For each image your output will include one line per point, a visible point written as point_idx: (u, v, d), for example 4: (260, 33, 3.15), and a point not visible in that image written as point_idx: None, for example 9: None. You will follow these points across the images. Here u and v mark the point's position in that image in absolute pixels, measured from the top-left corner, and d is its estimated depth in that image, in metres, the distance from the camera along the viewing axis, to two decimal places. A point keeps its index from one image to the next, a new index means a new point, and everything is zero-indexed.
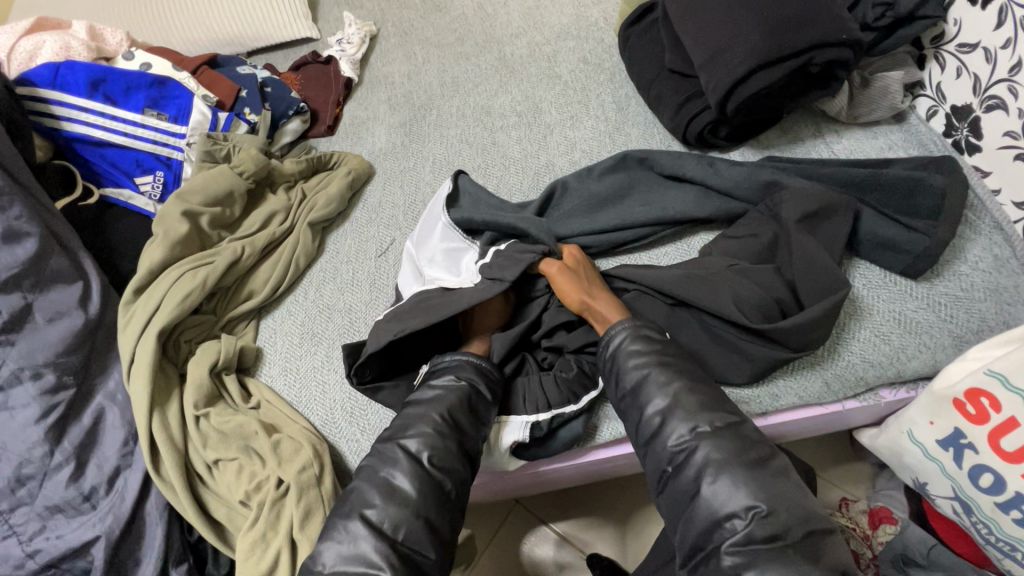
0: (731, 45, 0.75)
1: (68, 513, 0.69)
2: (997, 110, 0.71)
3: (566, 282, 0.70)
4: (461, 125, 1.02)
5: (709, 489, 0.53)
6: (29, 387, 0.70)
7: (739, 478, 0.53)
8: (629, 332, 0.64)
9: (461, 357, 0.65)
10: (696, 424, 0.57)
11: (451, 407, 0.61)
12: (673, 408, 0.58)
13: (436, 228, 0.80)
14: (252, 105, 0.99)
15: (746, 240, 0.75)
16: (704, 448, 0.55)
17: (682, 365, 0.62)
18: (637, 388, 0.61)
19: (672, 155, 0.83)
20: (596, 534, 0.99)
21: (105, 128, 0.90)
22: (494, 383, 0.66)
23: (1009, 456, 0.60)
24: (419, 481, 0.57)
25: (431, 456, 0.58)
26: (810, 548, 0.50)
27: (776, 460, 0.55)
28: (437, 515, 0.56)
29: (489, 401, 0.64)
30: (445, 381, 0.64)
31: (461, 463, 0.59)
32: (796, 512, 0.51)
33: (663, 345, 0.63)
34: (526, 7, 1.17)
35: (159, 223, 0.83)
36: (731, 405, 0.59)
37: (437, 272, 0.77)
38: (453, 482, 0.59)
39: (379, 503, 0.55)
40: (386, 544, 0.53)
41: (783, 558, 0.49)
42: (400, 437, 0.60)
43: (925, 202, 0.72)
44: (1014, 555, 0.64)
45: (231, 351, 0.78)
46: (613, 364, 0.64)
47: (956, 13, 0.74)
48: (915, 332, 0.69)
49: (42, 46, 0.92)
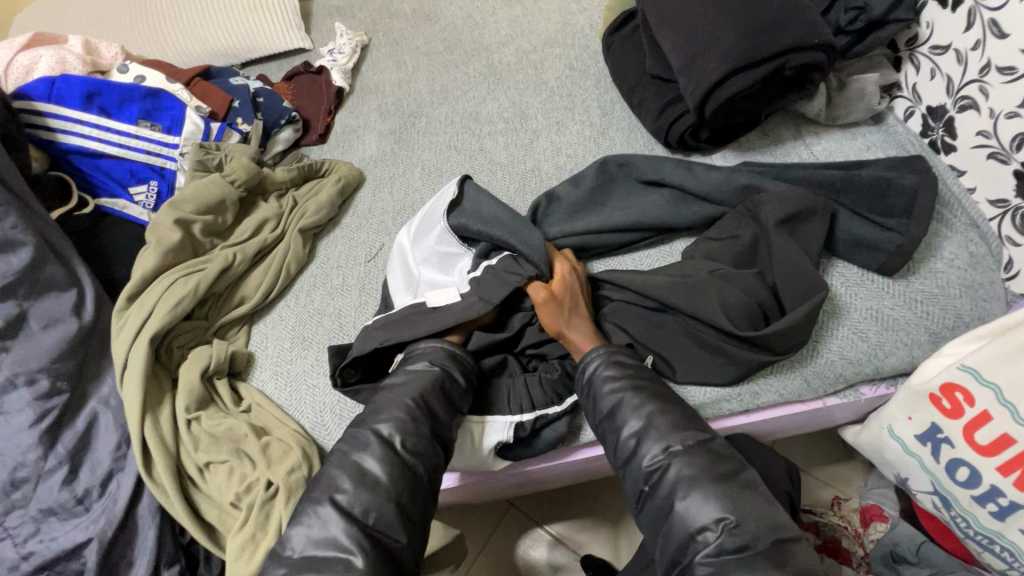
0: (707, 50, 0.76)
1: (61, 516, 0.71)
2: (970, 110, 0.73)
3: (549, 313, 0.70)
4: (449, 132, 1.04)
5: (681, 504, 0.55)
6: (24, 392, 0.72)
7: (709, 493, 0.54)
8: (602, 358, 0.66)
9: (434, 343, 0.68)
10: (670, 443, 0.58)
11: (423, 392, 0.62)
12: (647, 429, 0.60)
13: (435, 230, 0.81)
14: (246, 115, 1.01)
15: (727, 241, 0.76)
16: (676, 465, 0.57)
17: (656, 388, 0.63)
18: (613, 411, 0.62)
19: (650, 160, 0.85)
20: (590, 535, 1.00)
21: (100, 139, 0.92)
22: (467, 369, 0.68)
23: (984, 449, 0.62)
24: (389, 465, 0.58)
25: (403, 440, 0.59)
26: (778, 553, 0.51)
27: (745, 473, 0.57)
28: (415, 514, 0.58)
29: (462, 387, 0.66)
30: (419, 367, 0.66)
31: (435, 445, 0.61)
32: (764, 522, 0.53)
33: (635, 369, 0.65)
34: (514, 16, 1.19)
35: (152, 231, 0.85)
36: (701, 423, 0.61)
37: (429, 276, 0.79)
38: (424, 465, 0.60)
39: (349, 488, 0.56)
40: (359, 529, 0.54)
41: (752, 565, 0.50)
42: (372, 421, 0.61)
43: (898, 200, 0.73)
44: (993, 548, 0.66)
45: (223, 355, 0.80)
46: (590, 390, 0.65)
47: (928, 15, 0.76)
48: (892, 329, 0.70)
49: (38, 61, 0.95)
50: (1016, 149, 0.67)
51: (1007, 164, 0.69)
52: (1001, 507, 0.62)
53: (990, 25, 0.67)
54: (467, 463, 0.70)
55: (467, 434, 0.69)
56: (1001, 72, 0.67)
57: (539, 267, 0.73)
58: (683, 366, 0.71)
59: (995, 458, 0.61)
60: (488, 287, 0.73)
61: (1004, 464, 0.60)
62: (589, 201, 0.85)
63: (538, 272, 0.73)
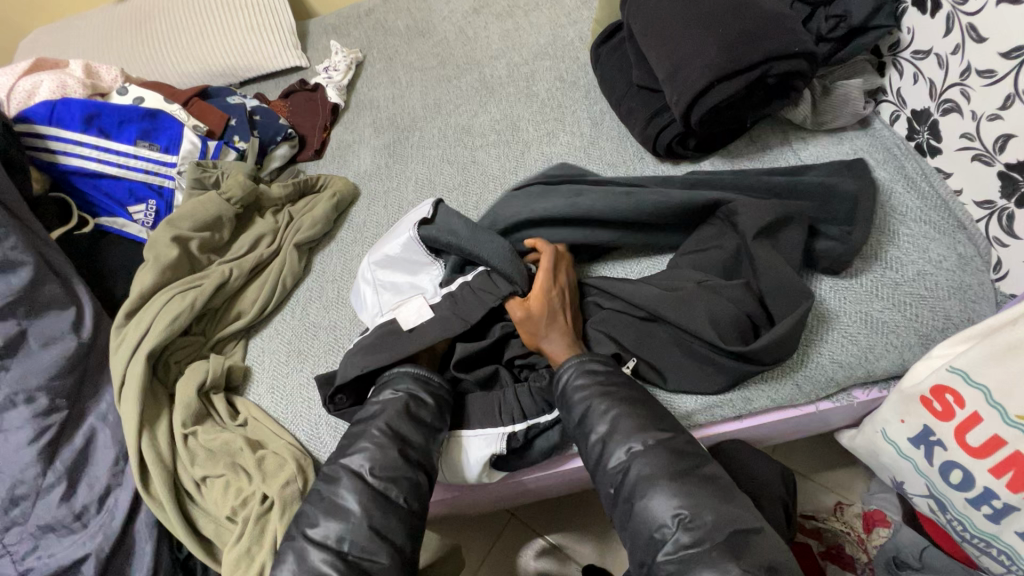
0: (691, 60, 0.77)
1: (60, 532, 0.71)
2: (953, 113, 0.73)
3: (527, 331, 0.72)
4: (443, 145, 1.05)
5: (641, 503, 0.56)
6: (23, 410, 0.73)
7: (668, 492, 0.55)
8: (576, 367, 0.66)
9: (400, 370, 0.69)
10: (632, 444, 0.59)
11: (389, 419, 0.63)
12: (612, 433, 0.60)
13: (400, 238, 0.80)
14: (242, 133, 1.03)
15: (711, 251, 0.77)
16: (637, 465, 0.57)
17: (625, 392, 0.63)
18: (582, 419, 0.63)
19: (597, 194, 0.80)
20: (591, 544, 0.99)
21: (99, 160, 0.94)
22: (434, 388, 0.68)
23: (975, 451, 0.61)
24: (362, 497, 0.58)
25: (373, 470, 0.60)
26: (733, 545, 0.51)
27: (707, 468, 0.57)
28: (399, 534, 0.58)
29: (433, 407, 0.67)
30: (385, 396, 0.66)
31: (406, 464, 0.61)
32: (722, 515, 0.53)
33: (607, 375, 0.65)
34: (505, 30, 1.21)
35: (150, 249, 0.87)
36: (666, 422, 0.61)
37: (393, 284, 0.80)
38: (399, 488, 0.60)
39: (322, 522, 0.57)
40: (335, 555, 0.55)
41: (713, 559, 0.50)
42: (344, 457, 0.62)
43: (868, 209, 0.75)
44: (990, 551, 0.65)
45: (219, 369, 0.81)
46: (563, 398, 0.65)
47: (909, 21, 0.77)
48: (882, 331, 0.71)
49: (40, 85, 0.97)
50: (1000, 150, 0.68)
51: (991, 165, 0.70)
52: (995, 509, 0.61)
53: (969, 30, 0.68)
54: (461, 475, 0.71)
55: (463, 449, 0.70)
56: (981, 76, 0.68)
57: (515, 284, 0.75)
58: (674, 376, 0.71)
59: (987, 460, 0.60)
60: (465, 305, 0.74)
61: (996, 466, 0.60)
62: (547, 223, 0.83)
63: (514, 289, 0.75)
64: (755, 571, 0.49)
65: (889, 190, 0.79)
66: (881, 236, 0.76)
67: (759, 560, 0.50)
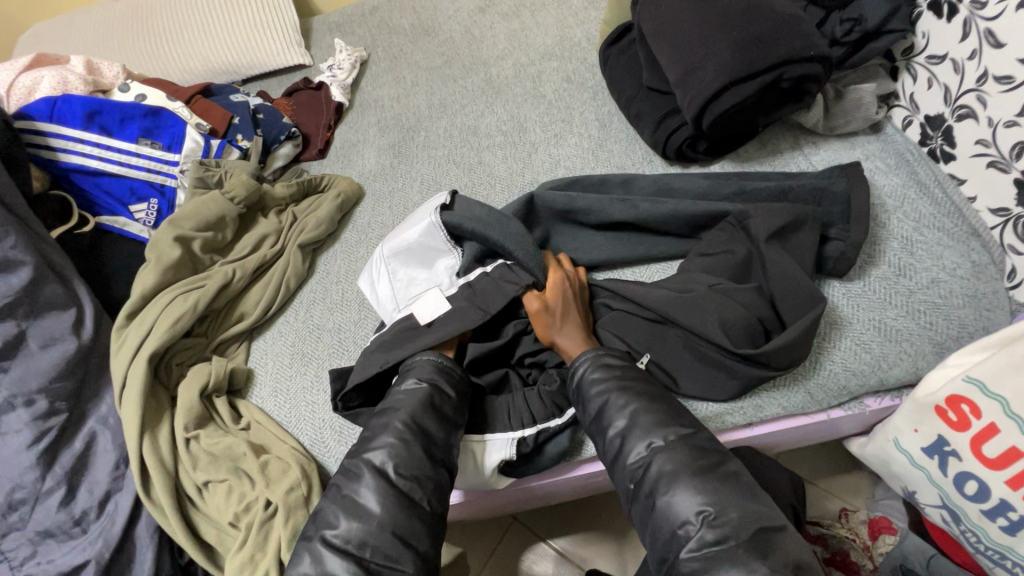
0: (704, 63, 0.76)
1: (59, 538, 0.70)
2: (968, 119, 0.73)
3: (542, 323, 0.71)
4: (449, 145, 1.04)
5: (664, 499, 0.55)
6: (23, 412, 0.72)
7: (690, 486, 0.54)
8: (590, 361, 0.65)
9: (423, 357, 0.67)
10: (652, 439, 0.58)
11: (413, 413, 0.62)
12: (631, 428, 0.60)
13: (423, 223, 0.78)
14: (246, 131, 1.01)
15: (721, 255, 0.76)
16: (659, 460, 0.57)
17: (642, 387, 0.63)
18: (600, 412, 0.62)
19: (597, 197, 0.82)
20: (594, 549, 0.98)
21: (100, 158, 0.92)
22: (457, 380, 0.67)
23: (992, 462, 0.60)
24: (382, 497, 0.57)
25: (396, 467, 0.59)
26: (761, 543, 0.50)
27: (727, 466, 0.56)
28: (422, 541, 0.57)
29: (454, 399, 0.66)
30: (408, 386, 0.65)
31: (430, 464, 0.60)
32: (747, 513, 0.52)
33: (623, 370, 0.64)
34: (512, 30, 1.20)
35: (152, 249, 0.85)
36: (685, 419, 0.60)
37: (409, 274, 0.79)
38: (423, 490, 0.59)
39: (342, 524, 0.55)
40: (356, 563, 0.53)
41: (736, 557, 0.49)
42: (366, 451, 0.60)
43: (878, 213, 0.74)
44: (1005, 563, 0.64)
45: (222, 372, 0.80)
46: (579, 393, 0.65)
47: (924, 25, 0.76)
48: (895, 340, 0.70)
49: (40, 81, 0.95)
50: (1016, 157, 0.67)
51: (1006, 172, 0.69)
52: (1011, 521, 0.61)
53: (986, 35, 0.68)
54: (470, 481, 0.70)
55: (471, 455, 0.69)
56: (998, 81, 0.67)
57: (534, 275, 0.74)
58: (682, 380, 0.70)
59: (1003, 472, 0.59)
60: (483, 294, 0.74)
61: (1013, 478, 0.59)
62: (550, 223, 0.85)
63: (534, 281, 0.74)
64: (783, 569, 0.48)
65: (902, 197, 0.79)
66: (894, 242, 0.76)
67: (783, 558, 0.49)
